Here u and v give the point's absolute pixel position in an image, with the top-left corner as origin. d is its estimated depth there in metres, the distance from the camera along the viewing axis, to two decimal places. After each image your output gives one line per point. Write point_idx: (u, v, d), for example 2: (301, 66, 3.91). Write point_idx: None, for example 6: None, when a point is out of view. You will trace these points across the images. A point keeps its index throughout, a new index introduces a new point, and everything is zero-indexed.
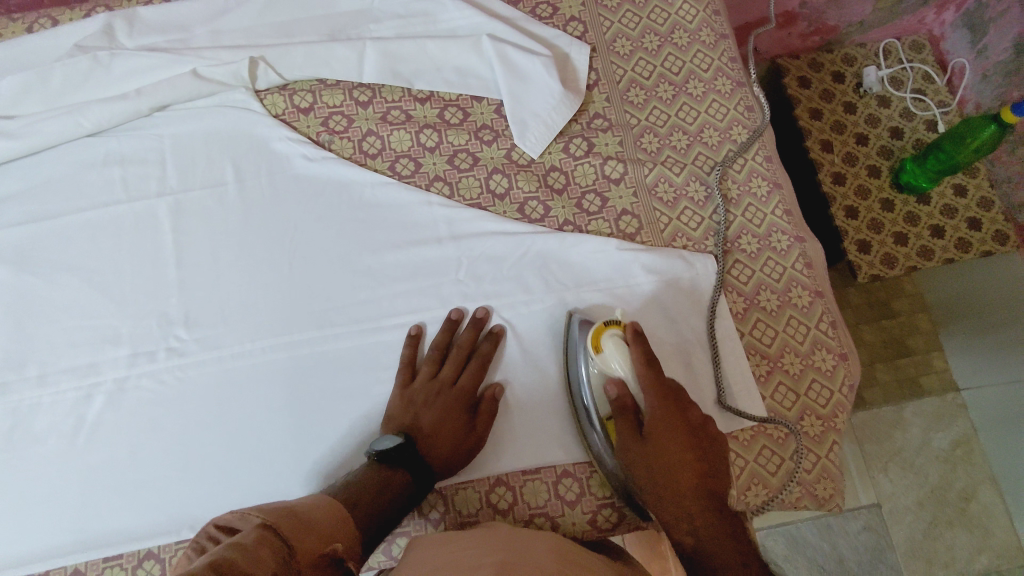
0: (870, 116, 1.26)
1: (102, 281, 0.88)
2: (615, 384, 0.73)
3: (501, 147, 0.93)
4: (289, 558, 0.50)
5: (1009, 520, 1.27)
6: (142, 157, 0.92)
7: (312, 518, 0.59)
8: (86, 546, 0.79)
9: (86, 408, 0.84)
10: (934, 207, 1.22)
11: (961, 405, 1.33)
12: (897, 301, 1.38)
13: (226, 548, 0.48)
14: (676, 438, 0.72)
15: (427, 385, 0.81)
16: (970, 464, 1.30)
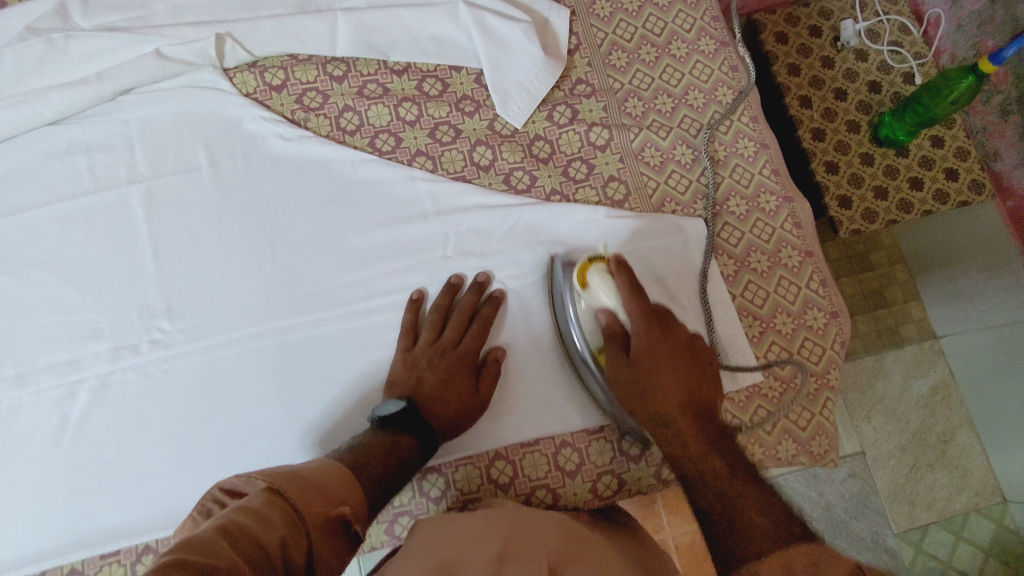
0: (848, 70, 1.25)
1: (76, 274, 0.85)
2: (604, 313, 0.73)
3: (483, 118, 0.91)
4: (298, 517, 0.52)
5: (986, 460, 1.31)
6: (108, 144, 0.88)
7: (319, 472, 0.60)
8: (82, 545, 0.78)
9: (71, 406, 0.81)
10: (911, 159, 1.22)
11: (939, 352, 1.35)
12: (875, 253, 1.41)
13: (234, 513, 0.50)
14: (664, 353, 0.70)
15: (429, 350, 0.80)
16: (949, 408, 1.33)
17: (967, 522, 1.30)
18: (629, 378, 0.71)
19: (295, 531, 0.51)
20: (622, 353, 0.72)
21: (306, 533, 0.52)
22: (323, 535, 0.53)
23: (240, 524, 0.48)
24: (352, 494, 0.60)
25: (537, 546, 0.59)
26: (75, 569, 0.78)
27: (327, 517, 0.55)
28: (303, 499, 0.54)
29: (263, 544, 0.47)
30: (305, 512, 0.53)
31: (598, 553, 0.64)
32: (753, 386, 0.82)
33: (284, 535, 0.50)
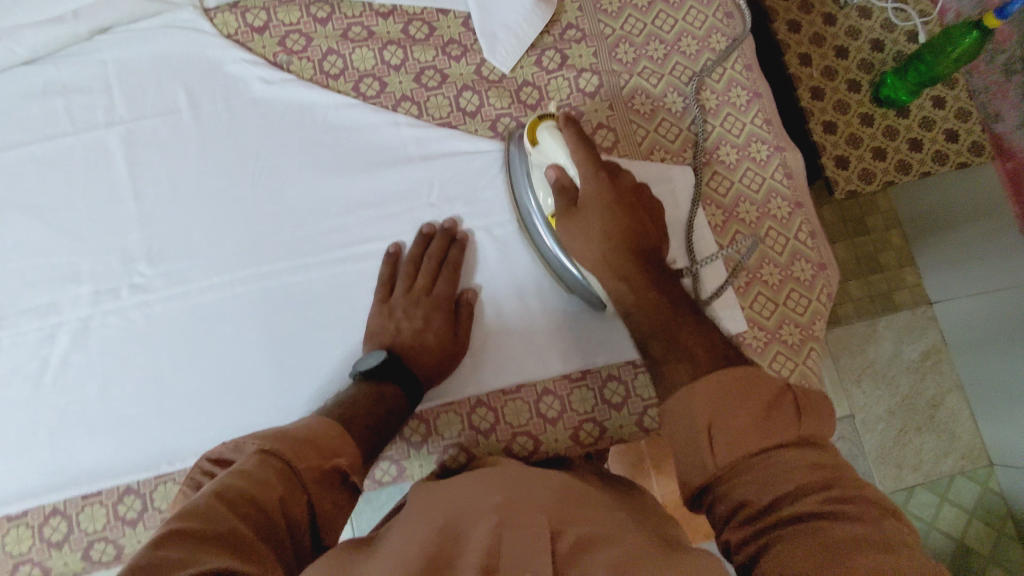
0: (850, 27, 1.22)
1: (55, 217, 0.84)
2: (553, 168, 0.70)
3: (469, 63, 0.89)
4: (294, 475, 0.56)
5: (973, 424, 1.32)
6: (86, 85, 0.86)
7: (311, 425, 0.63)
8: (64, 485, 0.78)
9: (50, 349, 0.81)
10: (913, 120, 1.19)
11: (931, 317, 1.35)
12: (871, 217, 1.39)
13: (231, 477, 0.52)
14: (612, 201, 0.68)
15: (405, 298, 0.80)
16: (939, 373, 1.33)
17: (953, 484, 1.31)
18: (576, 228, 0.69)
19: (292, 491, 0.54)
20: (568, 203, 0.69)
21: (303, 490, 0.56)
22: (321, 490, 0.57)
23: (238, 489, 0.51)
24: (347, 444, 0.63)
25: (535, 498, 0.57)
26: (57, 509, 0.78)
27: (323, 472, 0.58)
28: (297, 455, 0.57)
29: (262, 508, 0.51)
30: (300, 468, 0.56)
31: (606, 501, 0.62)
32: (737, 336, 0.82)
33: (282, 496, 0.53)
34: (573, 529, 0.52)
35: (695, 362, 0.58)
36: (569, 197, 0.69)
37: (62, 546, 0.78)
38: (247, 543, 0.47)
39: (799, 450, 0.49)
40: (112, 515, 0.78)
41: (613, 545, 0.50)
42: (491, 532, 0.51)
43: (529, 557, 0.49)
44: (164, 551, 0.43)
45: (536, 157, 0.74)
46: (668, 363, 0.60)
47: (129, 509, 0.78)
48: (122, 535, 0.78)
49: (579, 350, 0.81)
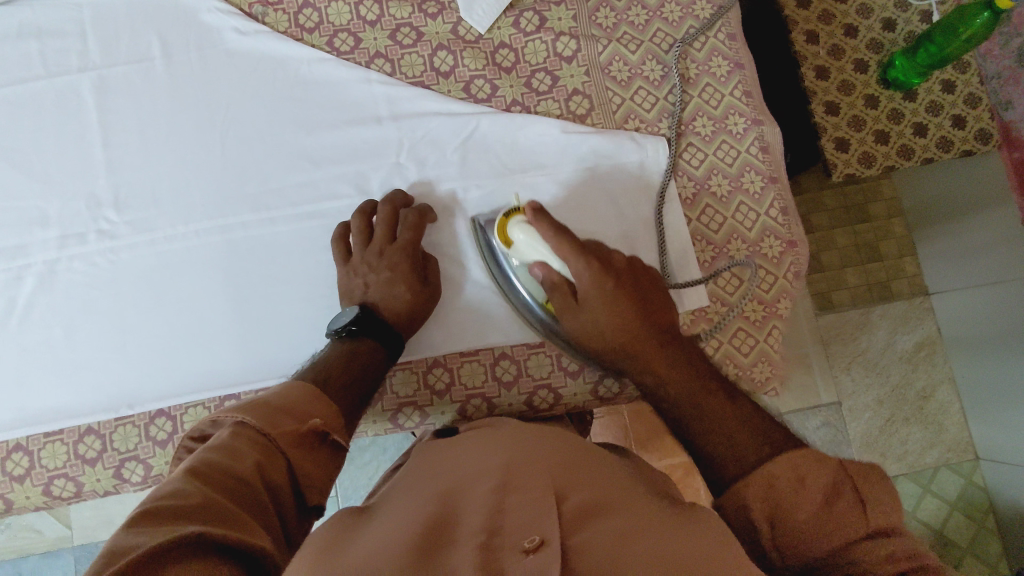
0: (863, 5, 1.17)
1: (26, 161, 0.84)
2: (540, 265, 0.69)
3: (446, 21, 0.87)
4: (269, 442, 0.55)
5: (963, 418, 1.30)
6: (60, 29, 0.86)
7: (284, 394, 0.61)
8: (28, 423, 0.80)
9: (17, 290, 0.82)
10: (919, 104, 1.15)
11: (928, 309, 1.31)
12: (874, 205, 1.34)
13: (207, 451, 0.52)
14: (609, 293, 0.67)
15: (363, 253, 0.77)
16: (932, 365, 1.31)
17: (936, 476, 1.29)
18: (581, 321, 0.69)
19: (270, 459, 0.54)
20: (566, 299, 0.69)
21: (281, 455, 0.55)
22: (301, 452, 0.56)
23: (216, 461, 0.51)
24: (323, 404, 0.62)
25: (535, 466, 0.54)
26: (20, 445, 0.80)
27: (300, 435, 0.57)
28: (270, 424, 0.56)
29: (239, 476, 0.50)
30: (274, 433, 0.56)
31: (612, 467, 0.60)
32: (699, 310, 0.82)
33: (260, 462, 0.53)
34: (576, 495, 0.50)
35: (738, 453, 0.57)
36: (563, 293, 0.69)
37: (24, 480, 0.80)
38: (230, 514, 0.47)
39: (871, 542, 0.46)
40: (72, 453, 0.80)
41: (621, 515, 0.49)
42: (493, 500, 0.49)
43: (535, 520, 0.46)
44: (140, 528, 0.43)
45: (515, 255, 0.73)
46: (715, 454, 0.58)
47: (88, 449, 0.80)
48: (82, 473, 0.80)
49: None
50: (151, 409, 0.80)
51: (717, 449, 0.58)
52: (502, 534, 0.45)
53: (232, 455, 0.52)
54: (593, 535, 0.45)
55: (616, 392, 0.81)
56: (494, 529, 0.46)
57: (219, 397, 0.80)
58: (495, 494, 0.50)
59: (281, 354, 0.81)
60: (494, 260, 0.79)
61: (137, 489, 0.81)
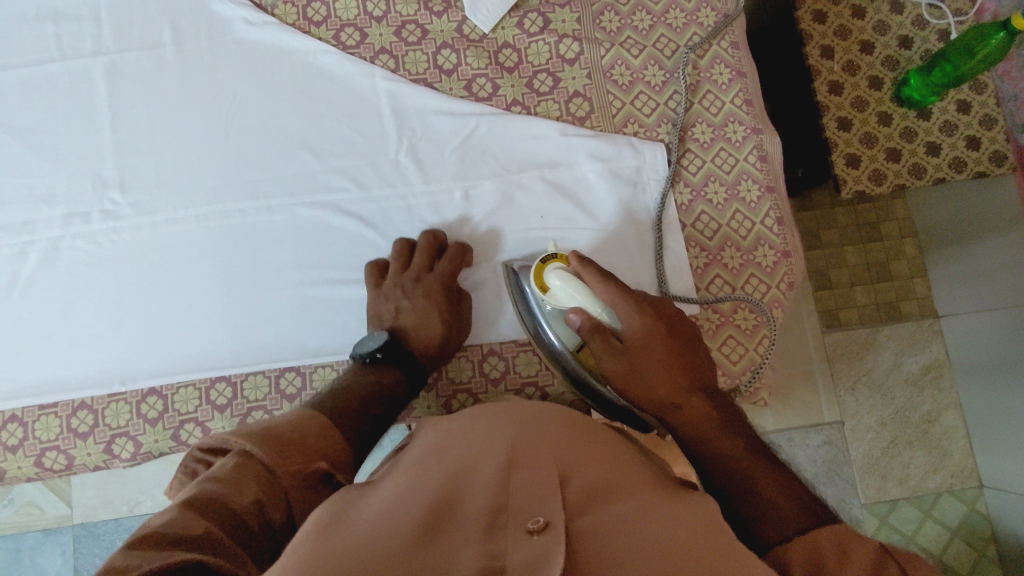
0: (879, 22, 1.12)
1: (36, 140, 0.86)
2: (577, 311, 0.68)
3: (451, 20, 0.88)
4: (272, 479, 0.53)
5: (969, 445, 1.27)
6: (77, 14, 0.88)
7: (296, 424, 0.59)
8: (24, 394, 0.82)
9: (21, 265, 0.84)
10: (933, 122, 1.11)
11: (938, 332, 1.29)
12: (886, 224, 1.32)
13: (205, 483, 0.50)
14: (653, 338, 0.67)
15: (399, 278, 0.79)
16: (939, 388, 1.28)
17: (938, 501, 1.26)
18: (625, 368, 0.67)
19: (270, 496, 0.52)
20: (608, 342, 0.67)
21: (284, 494, 0.53)
22: (302, 493, 0.54)
23: (213, 494, 0.49)
24: (338, 441, 0.60)
25: (545, 441, 0.55)
26: (15, 416, 0.82)
27: (306, 475, 0.55)
28: (278, 459, 0.54)
29: (235, 514, 0.49)
30: (280, 472, 0.53)
31: (619, 450, 0.60)
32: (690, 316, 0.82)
33: (262, 497, 0.51)
34: (581, 477, 0.51)
35: (781, 511, 0.53)
36: (605, 339, 0.67)
37: (17, 450, 0.82)
38: (226, 549, 0.46)
39: None
40: (65, 426, 0.81)
41: (626, 499, 0.50)
42: (499, 479, 0.49)
43: (539, 502, 0.46)
44: (132, 556, 0.42)
45: (550, 302, 0.73)
46: (759, 514, 0.54)
47: (80, 424, 0.81)
48: (73, 446, 0.81)
49: None
50: (143, 386, 0.82)
51: (761, 511, 0.54)
52: (510, 513, 0.46)
53: (233, 490, 0.50)
54: (599, 521, 0.46)
55: None
56: (501, 509, 0.46)
57: (209, 379, 0.82)
58: (502, 473, 0.50)
59: (274, 340, 0.82)
60: (527, 310, 0.79)
61: (126, 464, 0.83)
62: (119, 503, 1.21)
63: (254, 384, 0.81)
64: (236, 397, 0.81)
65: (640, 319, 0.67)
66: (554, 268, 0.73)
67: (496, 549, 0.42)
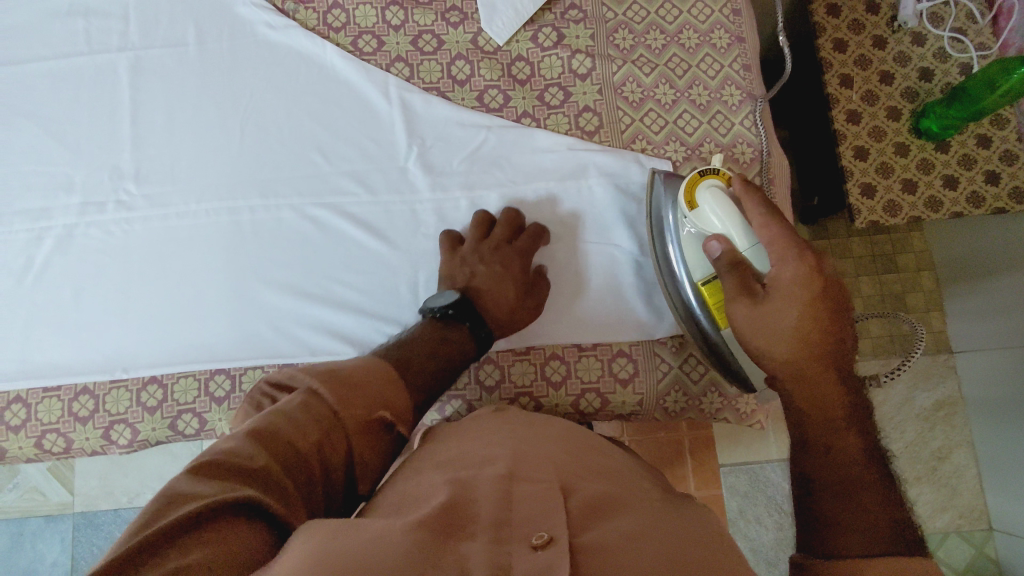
0: (901, 53, 1.11)
1: (59, 129, 0.89)
2: (721, 238, 0.67)
3: (467, 31, 0.90)
4: (337, 421, 0.56)
5: (979, 485, 1.23)
6: (105, 11, 0.91)
7: (360, 370, 0.61)
8: (28, 376, 0.84)
9: (37, 250, 0.87)
10: (951, 156, 1.09)
11: (952, 368, 1.26)
12: (903, 255, 1.31)
13: (270, 415, 0.53)
14: (811, 295, 0.60)
15: (477, 246, 0.80)
16: (950, 426, 1.26)
17: (944, 542, 1.23)
18: (760, 316, 0.62)
19: (331, 436, 0.54)
20: (749, 286, 0.64)
21: (346, 435, 0.56)
22: (365, 437, 0.57)
23: (275, 427, 0.52)
24: (399, 394, 0.62)
25: (546, 455, 0.56)
26: (19, 396, 0.84)
27: (368, 423, 0.57)
28: (343, 403, 0.57)
29: (298, 448, 0.51)
30: (345, 414, 0.56)
31: (614, 460, 0.60)
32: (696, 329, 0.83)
33: (322, 438, 0.54)
34: (580, 490, 0.51)
35: (873, 532, 0.52)
36: (745, 277, 0.64)
37: (19, 431, 0.83)
38: (275, 482, 0.48)
39: None
40: (66, 410, 0.83)
41: (627, 511, 0.51)
42: (500, 488, 0.49)
43: (541, 514, 0.47)
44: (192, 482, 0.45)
45: (693, 220, 0.72)
46: (835, 521, 0.53)
47: (81, 408, 0.83)
48: (72, 430, 0.83)
49: (528, 327, 0.83)
50: (143, 374, 0.83)
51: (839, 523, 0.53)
52: (512, 525, 0.46)
53: (296, 428, 0.53)
54: (602, 537, 0.46)
55: (596, 407, 0.82)
56: (504, 520, 0.46)
57: (209, 371, 0.83)
58: (504, 485, 0.50)
59: (273, 336, 0.83)
60: (659, 233, 0.79)
61: (123, 450, 0.84)
62: (120, 494, 1.22)
63: (253, 379, 0.82)
64: (234, 390, 0.82)
65: (797, 270, 0.61)
66: (709, 184, 0.72)
67: (500, 561, 0.43)
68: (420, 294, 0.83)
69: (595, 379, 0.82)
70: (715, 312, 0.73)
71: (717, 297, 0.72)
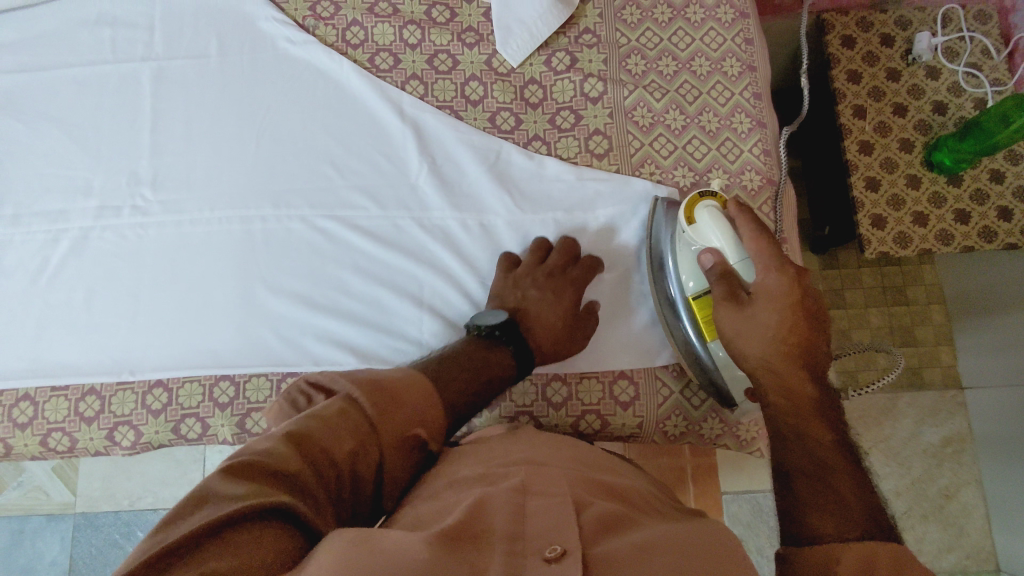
0: (914, 86, 1.11)
1: (81, 135, 0.91)
2: (712, 253, 0.70)
3: (481, 52, 0.91)
4: (373, 435, 0.57)
5: (987, 525, 1.20)
6: (132, 22, 0.94)
7: (403, 382, 0.63)
8: (38, 374, 0.85)
9: (52, 251, 0.88)
10: (964, 190, 1.08)
11: (961, 404, 1.24)
12: (913, 288, 1.29)
13: (310, 419, 0.55)
14: (790, 299, 0.63)
15: (532, 271, 0.82)
16: (959, 463, 1.22)
17: None
18: (742, 320, 0.65)
19: (365, 447, 0.56)
20: (734, 292, 0.67)
21: (380, 450, 0.57)
22: (398, 455, 0.59)
23: (312, 432, 0.54)
24: (439, 414, 0.64)
25: (558, 472, 0.56)
26: (27, 395, 0.85)
27: (402, 441, 0.59)
28: (382, 419, 0.58)
29: (331, 456, 0.53)
30: (382, 429, 0.58)
31: (629, 481, 0.60)
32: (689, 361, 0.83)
33: (356, 449, 0.55)
34: (595, 506, 0.50)
35: (846, 511, 0.51)
36: (731, 285, 0.67)
37: (25, 428, 0.84)
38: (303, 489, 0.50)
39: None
40: (72, 409, 0.84)
41: (642, 526, 0.50)
42: (514, 502, 0.50)
43: (555, 527, 0.47)
44: (228, 482, 0.47)
45: (691, 237, 0.74)
46: (808, 502, 0.53)
47: (87, 408, 0.84)
48: (77, 430, 0.84)
49: None
50: (149, 378, 0.84)
51: (812, 502, 0.52)
52: (525, 540, 0.46)
53: (332, 433, 0.54)
54: (612, 551, 0.46)
55: (596, 428, 0.83)
56: (517, 534, 0.46)
57: (214, 377, 0.84)
58: (516, 499, 0.50)
59: (277, 345, 0.84)
60: (657, 253, 0.82)
61: (125, 452, 0.85)
62: (121, 497, 1.23)
63: (256, 386, 0.83)
64: (238, 397, 0.83)
65: (779, 279, 0.63)
66: (708, 204, 0.74)
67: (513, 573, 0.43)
68: (423, 309, 0.84)
69: (596, 401, 0.82)
70: (703, 326, 0.75)
71: (706, 311, 0.75)
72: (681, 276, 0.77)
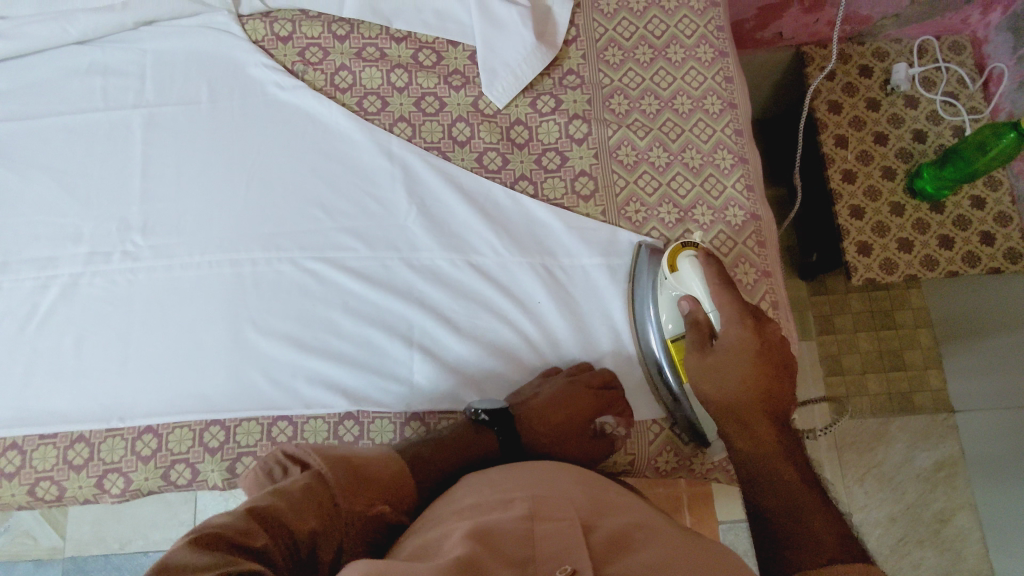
0: (893, 116, 1.13)
1: (71, 182, 0.92)
2: (688, 299, 0.75)
3: (467, 94, 0.93)
4: (335, 510, 0.57)
5: (983, 548, 1.19)
6: (123, 70, 0.95)
7: (366, 463, 0.64)
8: (25, 422, 0.85)
9: (41, 296, 0.88)
10: (947, 216, 1.10)
11: (952, 427, 1.24)
12: (902, 312, 1.29)
13: (275, 493, 0.55)
14: (751, 347, 0.71)
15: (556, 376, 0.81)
16: (952, 487, 1.22)
17: None
18: (710, 367, 0.72)
19: (326, 524, 0.56)
20: (703, 341, 0.74)
21: (341, 530, 0.57)
22: (358, 535, 0.58)
23: (273, 507, 0.54)
24: (404, 489, 0.65)
25: (566, 496, 0.56)
26: (15, 444, 0.84)
27: (365, 517, 0.59)
28: (346, 495, 0.59)
29: (293, 534, 0.53)
30: (343, 506, 0.58)
31: (630, 500, 0.60)
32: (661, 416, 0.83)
33: (318, 527, 0.55)
34: (603, 526, 0.51)
35: (819, 546, 0.58)
36: (701, 333, 0.74)
37: (13, 478, 0.84)
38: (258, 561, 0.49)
39: None
40: (60, 458, 0.83)
41: (652, 536, 0.51)
42: (523, 527, 0.50)
43: (565, 548, 0.48)
44: (187, 554, 0.46)
45: (672, 282, 0.78)
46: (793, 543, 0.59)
47: (76, 457, 0.83)
48: (66, 478, 0.83)
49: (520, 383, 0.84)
50: (139, 424, 0.84)
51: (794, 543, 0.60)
52: (538, 562, 0.47)
53: (296, 508, 0.55)
54: (626, 568, 0.46)
55: None
56: (528, 560, 0.47)
57: (204, 421, 0.83)
58: (525, 521, 0.50)
59: (268, 386, 0.84)
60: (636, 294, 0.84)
61: (114, 499, 0.84)
62: (111, 541, 1.21)
63: (247, 430, 0.83)
64: (228, 441, 0.82)
65: (741, 330, 0.71)
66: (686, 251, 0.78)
67: None
68: (414, 349, 0.84)
69: None
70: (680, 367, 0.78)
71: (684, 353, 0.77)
72: (660, 319, 0.79)
